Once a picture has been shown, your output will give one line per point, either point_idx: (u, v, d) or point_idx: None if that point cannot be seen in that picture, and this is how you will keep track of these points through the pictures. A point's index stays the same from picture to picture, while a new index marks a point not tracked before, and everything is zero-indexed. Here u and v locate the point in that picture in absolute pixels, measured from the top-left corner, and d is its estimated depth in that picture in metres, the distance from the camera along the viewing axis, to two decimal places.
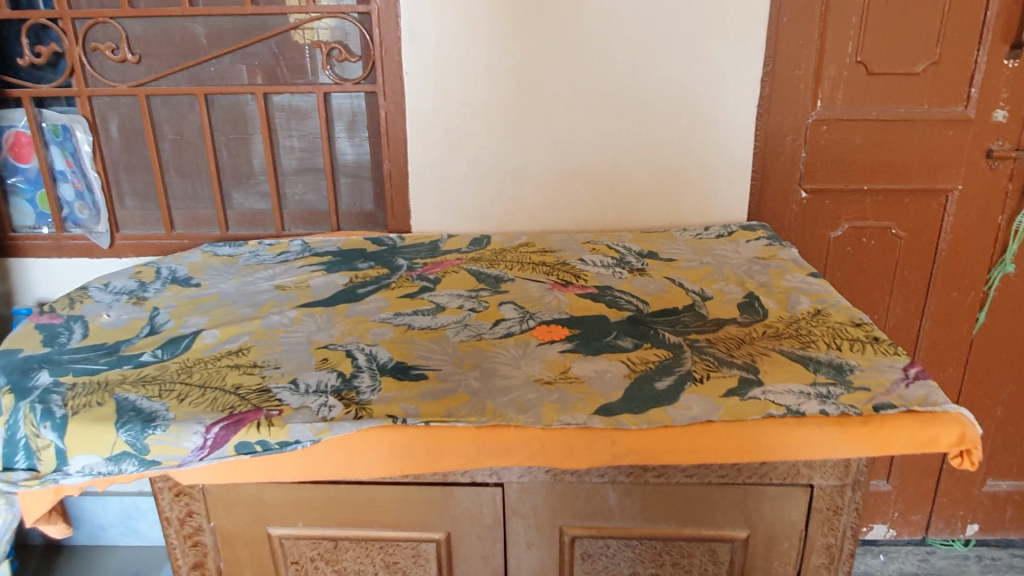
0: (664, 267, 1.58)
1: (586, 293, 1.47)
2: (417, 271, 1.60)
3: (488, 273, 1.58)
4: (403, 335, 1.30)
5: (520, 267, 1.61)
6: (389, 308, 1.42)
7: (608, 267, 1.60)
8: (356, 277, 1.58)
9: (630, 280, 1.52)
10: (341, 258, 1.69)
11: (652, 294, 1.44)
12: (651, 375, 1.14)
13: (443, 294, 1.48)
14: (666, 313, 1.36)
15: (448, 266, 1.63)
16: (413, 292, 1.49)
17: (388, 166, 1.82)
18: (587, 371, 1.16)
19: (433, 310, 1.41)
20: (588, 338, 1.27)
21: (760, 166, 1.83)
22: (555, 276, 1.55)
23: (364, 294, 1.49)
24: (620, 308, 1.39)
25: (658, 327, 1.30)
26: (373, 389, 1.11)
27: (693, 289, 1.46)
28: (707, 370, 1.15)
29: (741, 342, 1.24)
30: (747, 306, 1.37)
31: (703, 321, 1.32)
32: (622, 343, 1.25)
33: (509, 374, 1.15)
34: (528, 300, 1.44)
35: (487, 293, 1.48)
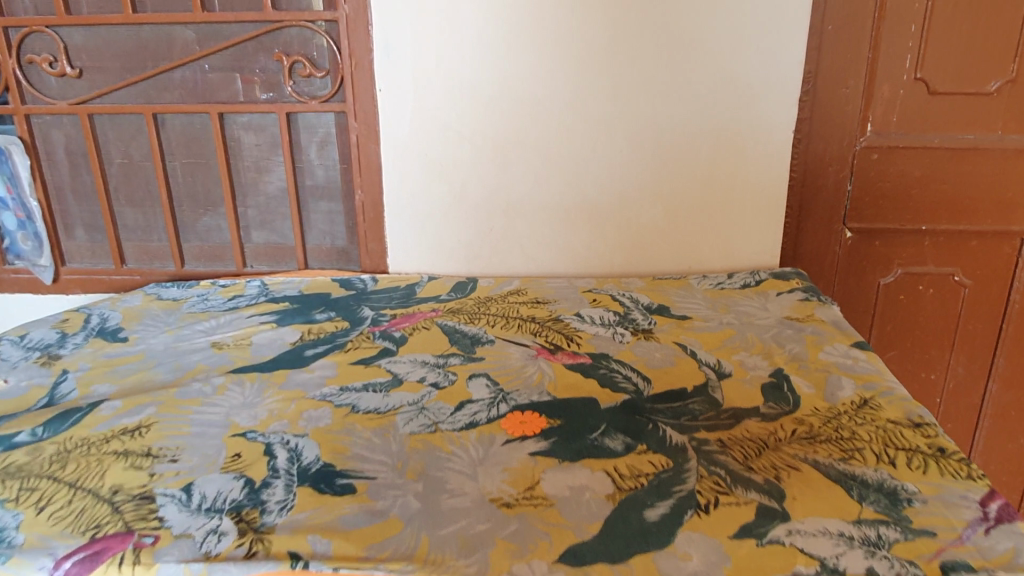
0: (675, 329, 1.31)
1: (576, 364, 1.20)
2: (381, 327, 1.36)
3: (463, 332, 1.33)
4: (342, 422, 1.06)
5: (503, 325, 1.35)
6: (336, 380, 1.18)
7: (607, 327, 1.33)
8: (308, 334, 1.34)
9: (631, 346, 1.26)
10: (298, 308, 1.45)
11: (656, 367, 1.18)
12: (642, 498, 0.87)
13: (404, 361, 1.24)
14: (671, 398, 1.09)
15: (419, 320, 1.38)
16: (369, 358, 1.25)
17: (361, 197, 1.58)
18: (560, 487, 0.90)
19: (387, 384, 1.17)
20: (569, 435, 1.01)
21: (797, 201, 1.55)
22: (542, 338, 1.29)
23: (312, 358, 1.25)
24: (615, 388, 1.12)
25: (659, 419, 1.03)
26: (282, 508, 0.87)
27: (707, 363, 1.19)
28: (716, 492, 0.88)
29: (763, 447, 0.97)
30: (774, 390, 1.10)
31: (717, 412, 1.05)
32: (610, 444, 0.98)
33: (459, 489, 0.90)
34: (503, 373, 1.18)
35: (457, 361, 1.23)
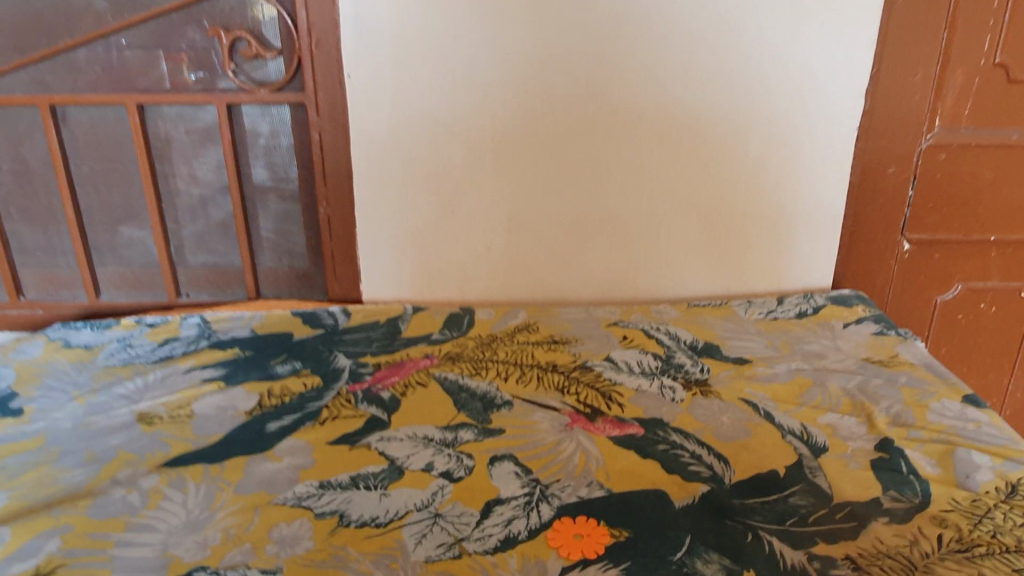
0: (735, 379, 1.06)
1: (625, 436, 0.94)
2: (364, 384, 1.06)
3: (471, 390, 1.05)
4: (327, 544, 0.77)
5: (520, 378, 1.07)
6: (313, 472, 0.88)
7: (650, 379, 1.07)
8: (268, 399, 1.03)
9: (687, 405, 1.00)
10: (251, 358, 1.14)
11: (729, 439, 0.92)
12: None
13: (401, 437, 0.94)
14: (763, 489, 0.83)
15: (411, 373, 1.09)
16: (353, 434, 0.95)
17: (327, 210, 1.27)
18: None
19: (384, 475, 0.88)
20: (646, 558, 0.74)
21: (853, 210, 1.31)
22: (573, 396, 1.03)
23: (276, 437, 0.95)
24: (686, 475, 0.86)
25: (759, 526, 0.78)
26: None
27: (792, 430, 0.93)
28: None
29: (911, 569, 0.72)
30: (891, 471, 0.85)
31: (829, 509, 0.80)
32: (705, 571, 0.72)
33: None
34: (535, 455, 0.90)
35: (470, 434, 0.95)
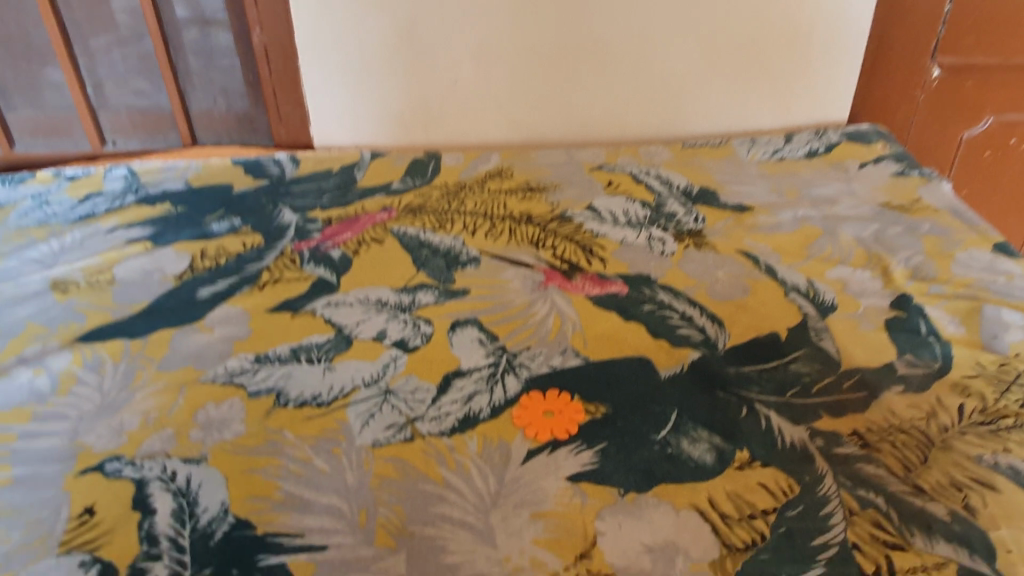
0: (734, 229, 0.93)
1: (607, 296, 0.82)
2: (310, 241, 0.93)
3: (434, 246, 0.91)
4: (260, 428, 0.67)
5: (489, 232, 0.94)
6: (248, 346, 0.77)
7: (637, 230, 0.94)
8: (201, 261, 0.91)
9: (678, 260, 0.88)
10: (183, 214, 1.00)
11: (724, 298, 0.81)
12: (772, 569, 0.54)
13: (351, 301, 0.82)
14: (761, 355, 0.73)
15: (366, 228, 0.95)
16: (297, 299, 0.83)
17: (263, 38, 1.08)
18: (631, 553, 0.55)
19: (329, 345, 0.77)
20: (624, 436, 0.65)
21: (880, 30, 1.12)
22: (548, 251, 0.90)
23: (208, 305, 0.83)
24: (675, 341, 0.75)
25: (754, 398, 0.68)
26: None
27: (797, 287, 0.82)
28: (886, 550, 0.54)
29: (928, 445, 0.63)
30: (908, 332, 0.74)
31: (836, 378, 0.70)
32: (691, 451, 0.63)
33: (471, 567, 0.55)
34: (503, 320, 0.79)
35: (429, 296, 0.83)
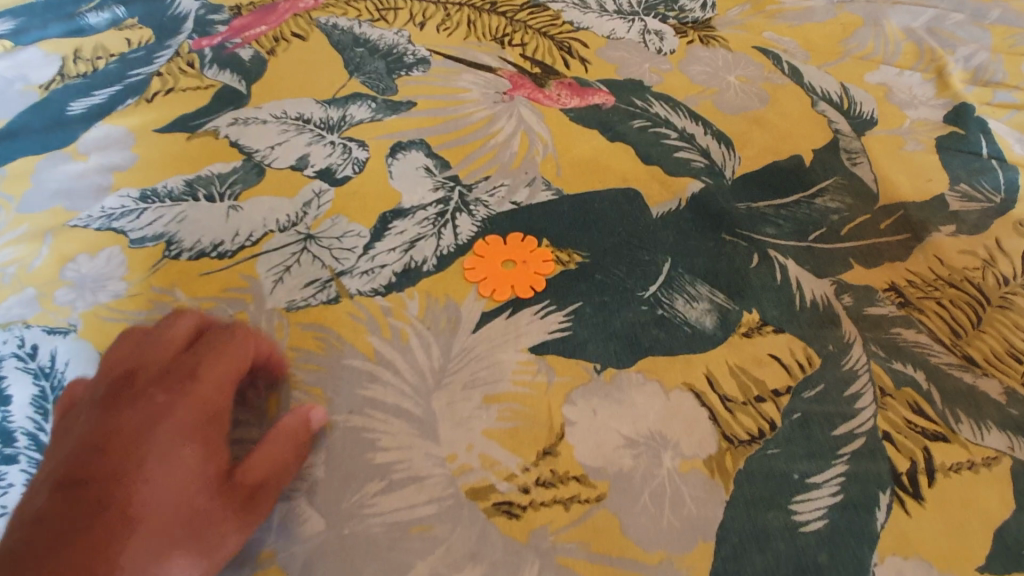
0: (752, 18, 0.74)
1: (588, 110, 0.65)
2: (214, 38, 0.73)
3: (371, 43, 0.72)
4: (144, 288, 0.53)
5: (442, 23, 0.74)
6: (133, 179, 0.61)
7: (629, 21, 0.74)
8: (74, 66, 0.71)
9: (679, 59, 0.69)
10: (53, 3, 0.78)
11: (735, 110, 0.64)
12: (781, 467, 0.43)
13: (264, 118, 0.65)
14: (780, 187, 0.58)
15: (285, 19, 0.75)
16: (195, 116, 0.65)
17: None
18: (607, 448, 0.44)
19: (234, 175, 0.60)
20: (604, 294, 0.51)
21: None
22: (516, 50, 0.71)
23: (84, 124, 0.65)
24: (671, 169, 0.59)
25: (770, 242, 0.54)
26: None
27: (828, 96, 0.65)
28: (925, 442, 0.44)
29: (982, 303, 0.50)
30: (965, 155, 0.59)
31: (871, 217, 0.56)
32: (688, 312, 0.50)
33: (407, 468, 0.44)
34: (456, 142, 0.62)
35: (362, 108, 0.65)
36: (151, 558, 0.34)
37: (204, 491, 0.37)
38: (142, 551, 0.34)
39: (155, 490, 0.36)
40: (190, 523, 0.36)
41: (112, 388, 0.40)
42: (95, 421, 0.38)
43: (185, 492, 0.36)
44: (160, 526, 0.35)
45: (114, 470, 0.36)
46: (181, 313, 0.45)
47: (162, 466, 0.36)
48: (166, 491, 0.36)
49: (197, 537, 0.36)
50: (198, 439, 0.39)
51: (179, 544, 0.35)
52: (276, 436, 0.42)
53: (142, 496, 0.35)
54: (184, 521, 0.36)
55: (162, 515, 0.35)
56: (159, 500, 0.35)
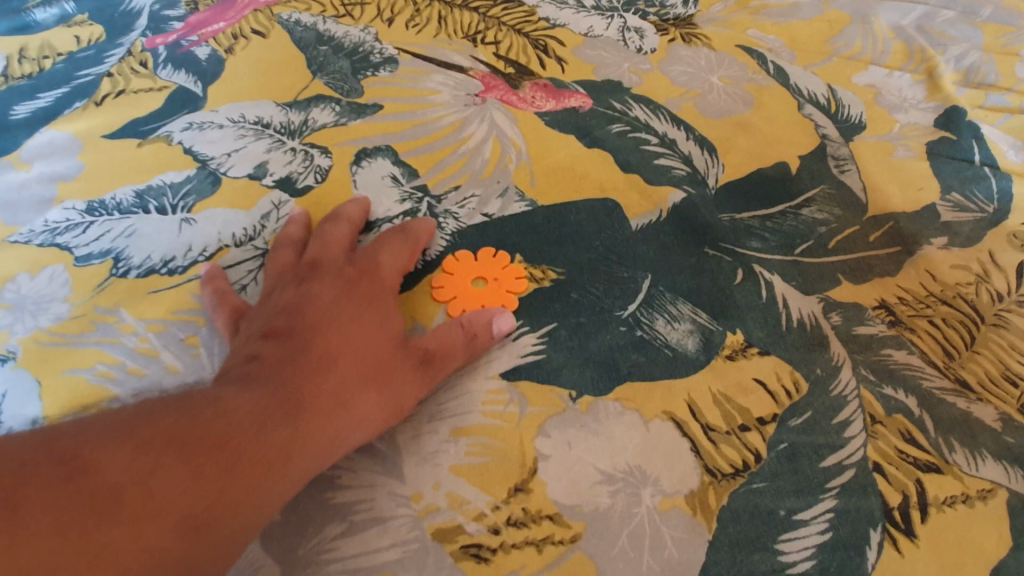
0: (735, 14, 0.70)
1: (564, 114, 0.61)
2: (169, 35, 0.69)
3: (335, 41, 0.68)
4: (88, 310, 0.50)
5: (411, 19, 0.70)
6: (78, 189, 0.57)
7: (608, 18, 0.71)
8: (19, 66, 0.67)
9: (660, 59, 0.66)
10: None
11: (719, 113, 0.61)
12: (767, 504, 0.40)
13: (220, 122, 0.61)
14: (765, 197, 0.55)
15: (245, 15, 0.71)
16: (147, 121, 0.61)
17: None
18: (583, 485, 0.41)
19: (188, 185, 0.57)
20: (580, 314, 0.48)
21: None
22: (488, 49, 0.68)
23: (27, 131, 0.61)
24: (652, 177, 0.56)
25: (754, 256, 0.51)
26: None
27: (815, 99, 0.62)
28: (918, 473, 0.41)
29: (976, 321, 0.48)
30: (957, 162, 0.57)
31: (861, 228, 0.53)
32: (669, 333, 0.47)
33: (369, 508, 0.40)
34: (424, 148, 0.59)
35: (327, 111, 0.62)
36: (348, 392, 0.40)
37: (383, 348, 0.43)
38: (340, 385, 0.40)
39: (345, 344, 0.42)
40: (377, 371, 0.42)
41: (301, 272, 0.48)
42: (293, 294, 0.46)
43: (370, 349, 0.43)
44: (353, 370, 0.41)
45: (311, 328, 0.43)
46: (342, 218, 0.52)
47: (347, 324, 0.44)
48: (357, 344, 0.43)
49: (385, 384, 0.42)
50: (375, 311, 0.46)
51: (371, 385, 0.41)
52: (451, 324, 0.46)
53: (335, 343, 0.42)
54: (371, 368, 0.42)
55: (354, 361, 0.42)
56: (349, 348, 0.42)
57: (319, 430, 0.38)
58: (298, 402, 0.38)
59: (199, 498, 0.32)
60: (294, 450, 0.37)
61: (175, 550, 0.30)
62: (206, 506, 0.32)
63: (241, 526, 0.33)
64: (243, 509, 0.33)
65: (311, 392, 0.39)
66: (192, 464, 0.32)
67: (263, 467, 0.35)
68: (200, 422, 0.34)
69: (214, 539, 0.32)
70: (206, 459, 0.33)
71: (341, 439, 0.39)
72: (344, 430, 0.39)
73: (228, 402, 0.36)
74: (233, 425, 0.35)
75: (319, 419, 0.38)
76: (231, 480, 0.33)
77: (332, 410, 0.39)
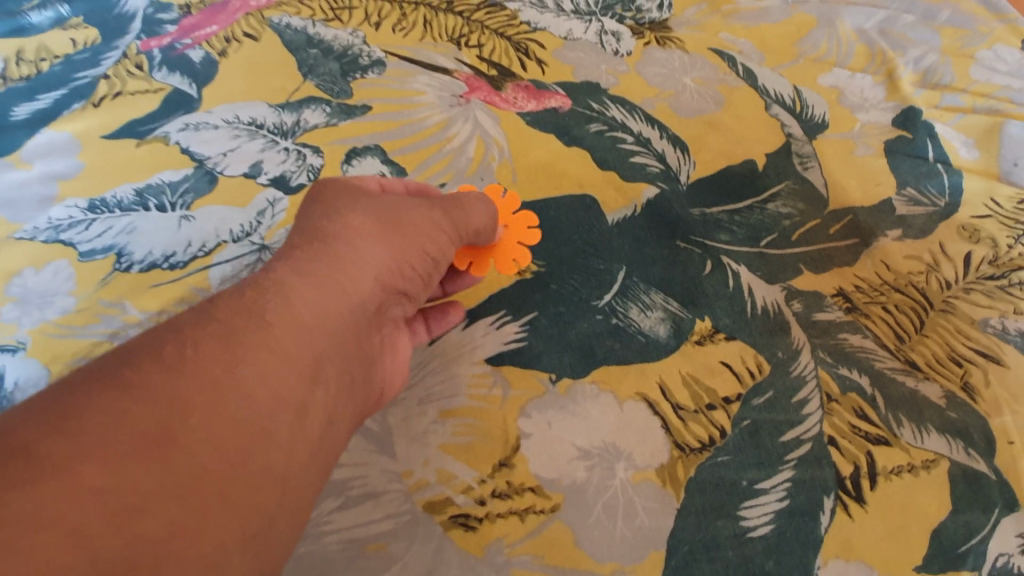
0: (708, 18, 0.74)
1: (544, 114, 0.64)
2: (162, 38, 0.72)
3: (325, 44, 0.71)
4: (93, 303, 0.52)
5: (398, 23, 0.73)
6: (80, 188, 0.59)
7: (586, 22, 0.74)
8: (16, 68, 0.69)
9: (636, 61, 0.70)
10: None
11: (691, 114, 0.64)
12: (731, 475, 0.44)
13: (215, 123, 0.64)
14: (733, 193, 0.59)
15: (236, 18, 0.73)
16: (143, 122, 0.64)
17: None
18: (561, 461, 0.44)
19: (185, 184, 0.59)
20: (559, 305, 0.52)
21: None
22: (472, 52, 0.71)
23: (26, 131, 0.64)
24: (627, 175, 0.60)
25: (724, 250, 0.55)
26: None
27: (781, 99, 0.65)
28: (868, 446, 0.45)
29: (925, 307, 0.51)
30: (912, 158, 0.61)
31: (822, 222, 0.57)
32: (643, 321, 0.51)
33: (363, 484, 0.43)
34: (412, 148, 0.62)
35: (318, 112, 0.65)
36: (307, 266, 0.36)
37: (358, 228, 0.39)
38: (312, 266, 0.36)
39: (310, 238, 0.38)
40: (337, 243, 0.38)
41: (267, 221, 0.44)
42: None
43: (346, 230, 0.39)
44: (326, 251, 0.37)
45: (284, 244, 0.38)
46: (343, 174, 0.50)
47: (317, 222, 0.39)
48: (307, 235, 0.38)
49: (347, 253, 0.38)
50: (350, 204, 0.41)
51: (353, 259, 0.38)
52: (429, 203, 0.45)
53: (307, 238, 0.38)
54: (347, 245, 0.38)
55: (336, 242, 0.38)
56: (322, 234, 0.38)
57: (291, 306, 0.33)
58: (243, 289, 0.33)
59: (151, 412, 0.26)
60: (264, 329, 0.32)
61: (149, 472, 0.25)
62: (168, 416, 0.27)
63: (234, 417, 0.28)
64: (223, 404, 0.28)
65: (259, 279, 0.34)
66: (124, 385, 0.27)
67: (231, 352, 0.30)
68: (126, 351, 0.29)
69: (191, 440, 0.26)
70: (141, 374, 0.27)
71: (320, 308, 0.34)
72: (321, 299, 0.35)
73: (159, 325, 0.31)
74: (166, 335, 0.30)
75: (274, 292, 0.33)
76: (188, 382, 0.28)
77: (305, 288, 0.35)
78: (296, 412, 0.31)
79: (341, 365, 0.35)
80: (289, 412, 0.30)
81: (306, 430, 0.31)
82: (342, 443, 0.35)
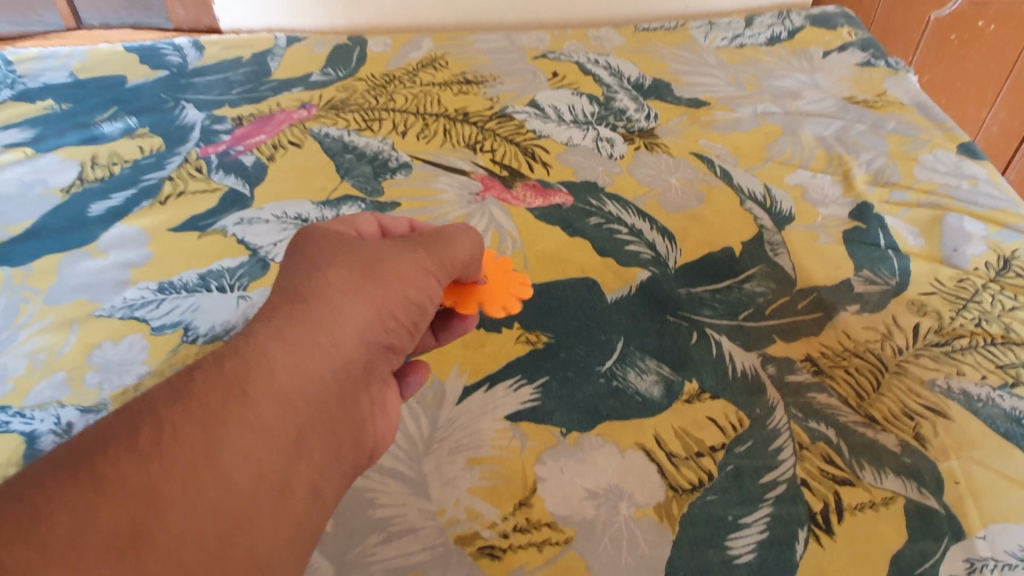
0: (689, 127, 0.86)
1: (550, 209, 0.75)
2: (219, 145, 0.83)
3: (359, 150, 0.82)
4: (164, 370, 0.60)
5: (422, 132, 0.85)
6: (150, 273, 0.69)
7: (584, 130, 0.86)
8: (92, 171, 0.80)
9: (627, 163, 0.81)
10: (67, 114, 0.88)
11: (676, 208, 0.75)
12: (718, 511, 0.51)
13: (266, 218, 0.74)
14: (713, 274, 0.68)
15: (282, 128, 0.85)
16: (204, 216, 0.74)
17: None
18: (573, 500, 0.52)
19: (241, 270, 0.69)
20: (567, 369, 0.60)
21: None
22: (486, 156, 0.82)
23: (102, 224, 0.74)
24: (623, 261, 0.69)
25: (707, 324, 0.64)
26: None
27: (754, 195, 0.76)
28: (836, 486, 0.52)
29: (881, 369, 0.60)
30: (867, 245, 0.71)
31: (791, 298, 0.66)
32: (639, 384, 0.59)
33: (403, 522, 0.51)
34: None
35: (355, 207, 0.75)
36: (286, 335, 0.39)
37: (342, 289, 0.43)
38: (297, 334, 0.39)
39: (299, 301, 0.41)
40: (322, 306, 0.41)
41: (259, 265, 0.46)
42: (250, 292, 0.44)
43: (332, 292, 0.42)
44: (312, 317, 0.40)
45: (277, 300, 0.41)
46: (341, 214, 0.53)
47: (306, 283, 0.42)
48: (289, 295, 0.42)
49: (330, 316, 0.41)
50: (341, 260, 0.45)
51: (336, 324, 0.41)
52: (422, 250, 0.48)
53: (296, 300, 0.41)
54: (331, 309, 0.41)
55: (321, 307, 0.41)
56: (309, 297, 0.41)
57: (271, 382, 0.37)
58: (223, 363, 0.37)
59: (126, 512, 0.30)
60: (241, 412, 0.35)
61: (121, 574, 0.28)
62: (144, 513, 0.30)
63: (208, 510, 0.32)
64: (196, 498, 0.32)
65: (240, 347, 0.38)
66: (99, 483, 0.30)
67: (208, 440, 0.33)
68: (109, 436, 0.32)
69: (164, 536, 0.30)
70: (117, 468, 0.31)
71: (300, 382, 0.38)
72: (302, 371, 0.38)
73: (140, 401, 0.34)
74: (145, 421, 0.33)
75: (254, 367, 0.37)
76: (164, 480, 0.31)
77: (287, 362, 0.38)
78: (276, 493, 0.35)
79: (324, 434, 0.39)
80: (269, 492, 0.35)
81: (287, 508, 0.36)
82: (331, 501, 0.39)
